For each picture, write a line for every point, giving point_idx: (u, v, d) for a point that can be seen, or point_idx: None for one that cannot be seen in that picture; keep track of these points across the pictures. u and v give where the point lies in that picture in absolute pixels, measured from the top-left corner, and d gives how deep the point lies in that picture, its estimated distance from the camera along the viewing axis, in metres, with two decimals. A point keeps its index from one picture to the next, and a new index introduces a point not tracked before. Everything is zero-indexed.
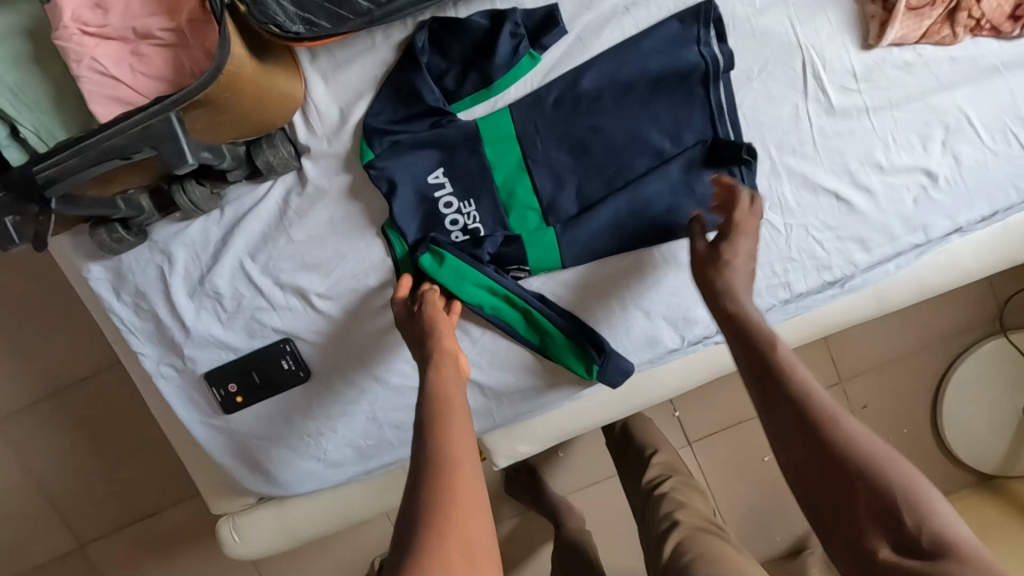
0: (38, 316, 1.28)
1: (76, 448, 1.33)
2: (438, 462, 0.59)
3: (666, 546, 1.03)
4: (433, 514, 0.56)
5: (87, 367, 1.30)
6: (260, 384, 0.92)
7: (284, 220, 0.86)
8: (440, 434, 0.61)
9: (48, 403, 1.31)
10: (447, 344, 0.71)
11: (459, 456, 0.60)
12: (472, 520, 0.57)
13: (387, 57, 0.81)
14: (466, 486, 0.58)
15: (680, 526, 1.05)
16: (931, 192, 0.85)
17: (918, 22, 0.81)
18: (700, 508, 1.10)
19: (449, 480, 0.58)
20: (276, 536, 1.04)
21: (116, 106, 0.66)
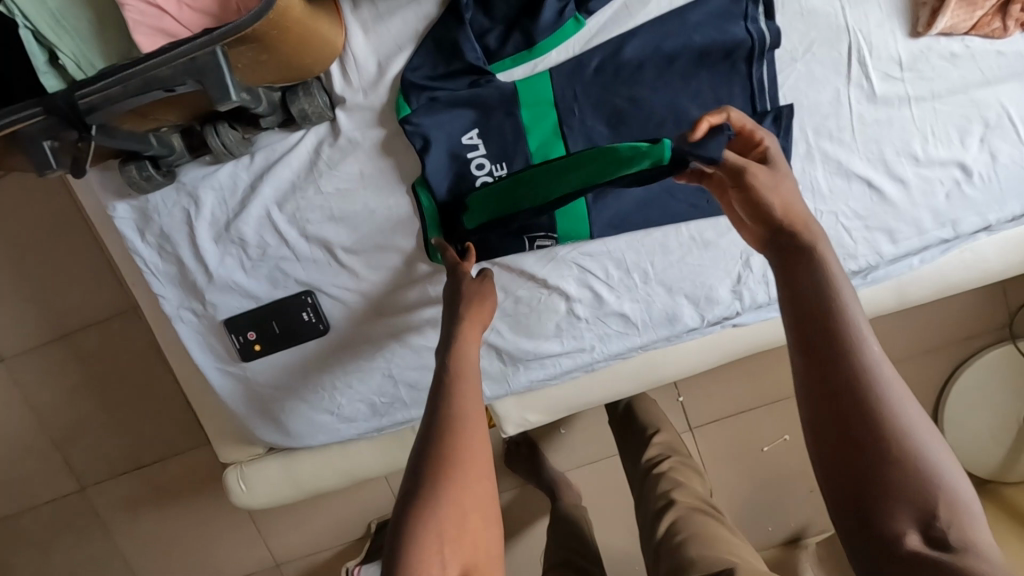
0: (52, 257, 1.27)
1: (85, 390, 1.34)
2: (448, 429, 0.61)
3: (661, 523, 1.04)
4: (437, 475, 0.59)
5: (102, 310, 1.30)
6: (279, 334, 0.92)
7: (315, 170, 0.86)
8: (452, 397, 0.63)
9: (60, 343, 1.31)
10: (490, 313, 0.76)
11: (473, 416, 0.63)
12: (479, 477, 0.60)
13: (430, 11, 0.80)
14: (472, 446, 0.61)
15: (675, 506, 1.06)
16: (964, 188, 0.85)
17: (969, 12, 0.79)
18: (697, 490, 1.12)
19: (460, 441, 0.60)
20: (282, 486, 1.06)
21: (161, 38, 0.65)
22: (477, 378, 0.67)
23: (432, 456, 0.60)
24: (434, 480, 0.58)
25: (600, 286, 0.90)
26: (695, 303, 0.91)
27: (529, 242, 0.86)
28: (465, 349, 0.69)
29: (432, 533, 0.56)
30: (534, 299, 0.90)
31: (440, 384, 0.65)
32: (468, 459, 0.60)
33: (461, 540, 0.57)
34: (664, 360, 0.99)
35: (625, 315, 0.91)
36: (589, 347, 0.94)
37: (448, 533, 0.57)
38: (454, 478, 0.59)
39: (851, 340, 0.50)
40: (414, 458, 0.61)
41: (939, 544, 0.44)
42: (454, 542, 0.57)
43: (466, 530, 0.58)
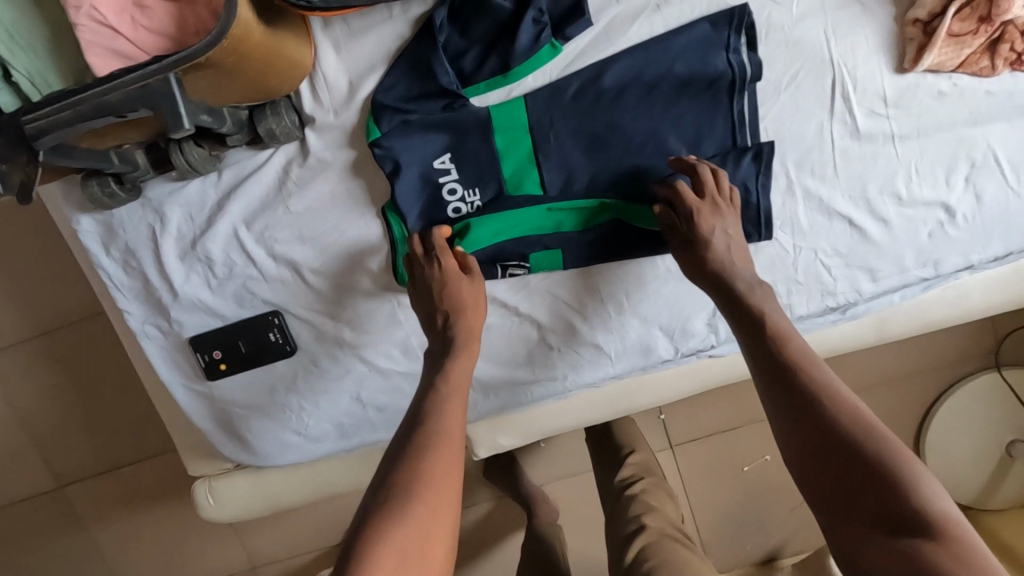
0: (26, 257, 1.26)
1: (59, 391, 1.32)
2: (427, 442, 0.62)
3: (630, 550, 1.03)
4: (410, 483, 0.58)
5: (75, 311, 1.28)
6: (246, 353, 0.90)
7: (284, 190, 0.84)
8: (438, 411, 0.66)
9: (33, 343, 1.30)
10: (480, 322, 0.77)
11: (455, 435, 0.64)
12: (446, 496, 0.59)
13: (404, 31, 0.78)
14: (447, 459, 0.61)
15: (646, 531, 1.05)
16: (947, 229, 0.84)
17: (957, 50, 0.76)
18: (669, 514, 1.11)
19: (439, 456, 0.61)
20: (250, 501, 1.04)
21: (114, 60, 0.62)
22: (464, 396, 0.69)
23: (402, 472, 0.59)
24: (406, 493, 0.58)
25: (574, 316, 0.88)
26: (669, 334, 0.89)
27: (502, 270, 0.84)
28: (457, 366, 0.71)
29: (394, 547, 0.54)
30: (506, 326, 0.89)
31: (425, 400, 0.67)
32: (442, 475, 0.60)
33: (422, 560, 0.55)
34: (641, 389, 0.98)
35: (598, 344, 0.90)
36: (561, 376, 0.92)
37: (410, 546, 0.55)
38: (424, 495, 0.58)
39: (803, 368, 0.61)
40: (386, 467, 0.61)
41: (905, 530, 0.49)
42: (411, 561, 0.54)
43: (429, 546, 0.56)
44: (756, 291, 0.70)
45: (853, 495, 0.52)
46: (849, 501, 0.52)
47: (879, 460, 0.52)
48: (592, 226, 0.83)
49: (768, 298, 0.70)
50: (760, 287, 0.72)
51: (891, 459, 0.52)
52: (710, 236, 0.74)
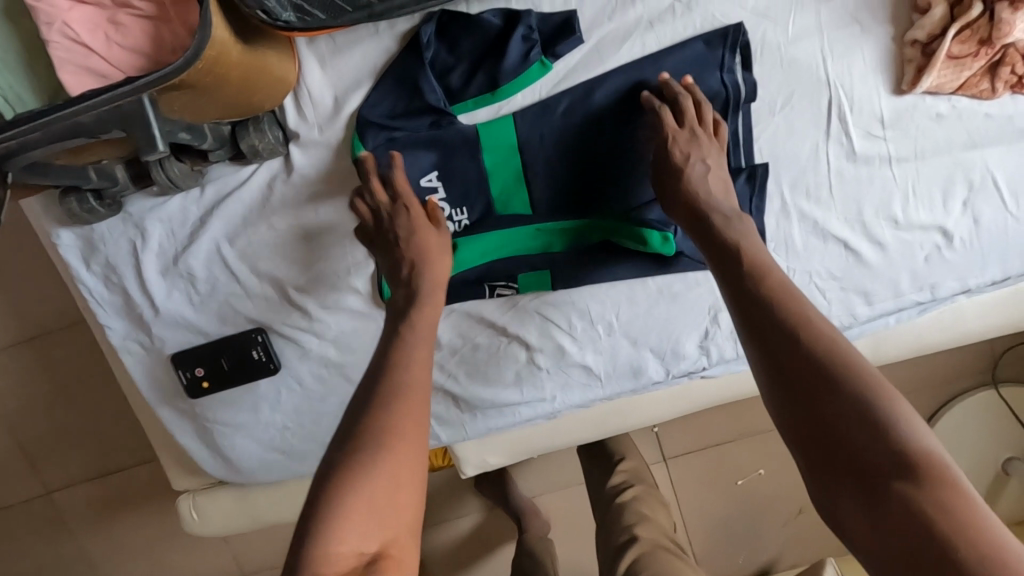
0: (13, 263, 1.24)
1: (45, 398, 1.31)
2: (389, 398, 0.60)
3: (623, 560, 1.02)
4: (376, 437, 0.57)
5: (62, 318, 1.27)
6: (229, 371, 0.89)
7: (267, 206, 0.82)
8: (402, 366, 0.63)
9: (19, 349, 1.28)
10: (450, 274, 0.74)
11: (421, 387, 0.62)
12: (411, 448, 0.58)
13: (391, 47, 0.76)
14: (413, 410, 0.60)
15: (639, 541, 1.03)
16: (944, 253, 0.82)
17: (956, 72, 0.74)
18: (661, 523, 1.09)
19: (401, 409, 0.59)
20: (234, 517, 1.03)
21: (86, 77, 0.60)
22: (430, 346, 0.67)
23: (367, 427, 0.58)
24: (369, 449, 0.57)
25: (563, 337, 0.87)
26: (660, 356, 0.88)
27: (490, 290, 0.83)
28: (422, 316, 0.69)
29: (358, 505, 0.54)
30: (493, 346, 0.87)
31: (391, 354, 0.65)
32: (406, 427, 0.59)
33: (391, 509, 0.56)
34: (631, 409, 0.96)
35: (588, 365, 0.88)
36: (550, 397, 0.90)
37: (377, 500, 0.55)
38: (387, 450, 0.57)
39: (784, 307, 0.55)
40: (349, 423, 0.59)
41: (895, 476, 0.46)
42: (375, 517, 0.55)
43: (397, 498, 0.56)
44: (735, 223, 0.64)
45: (835, 441, 0.48)
46: (836, 450, 0.48)
47: (860, 403, 0.48)
48: (581, 246, 0.82)
49: (747, 229, 0.64)
50: (737, 220, 0.65)
51: (871, 398, 0.48)
52: (685, 164, 0.69)
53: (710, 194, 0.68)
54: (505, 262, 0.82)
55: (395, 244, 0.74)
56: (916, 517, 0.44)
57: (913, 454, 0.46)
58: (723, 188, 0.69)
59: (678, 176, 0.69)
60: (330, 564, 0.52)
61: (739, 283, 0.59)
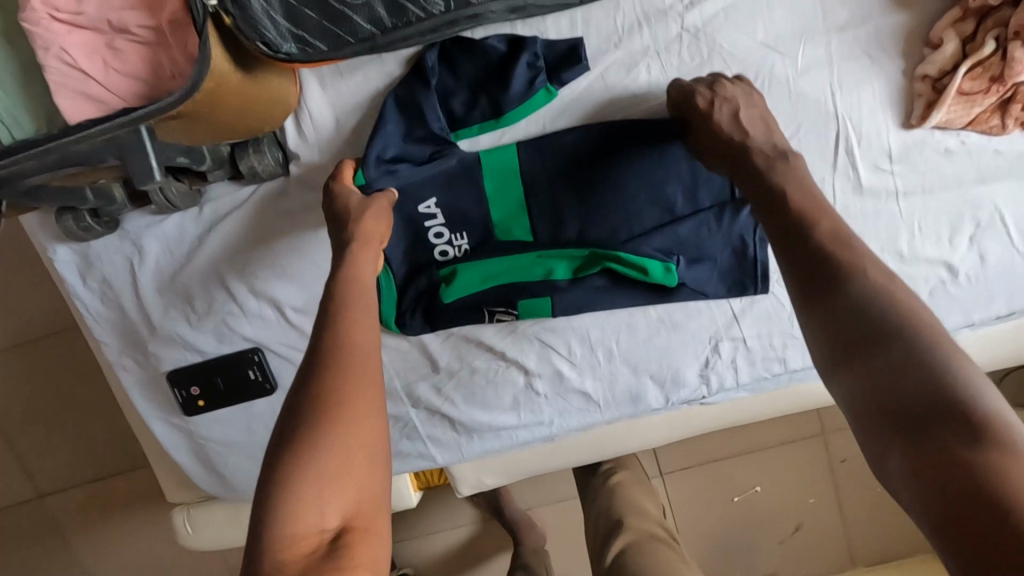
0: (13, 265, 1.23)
1: (40, 401, 1.30)
2: (332, 366, 0.53)
3: (610, 549, 0.87)
4: (319, 406, 0.51)
5: (60, 322, 1.26)
6: (225, 390, 0.88)
7: (268, 227, 0.81)
8: (337, 327, 0.56)
9: (16, 352, 1.27)
10: (384, 233, 0.66)
11: (365, 348, 0.55)
12: (361, 416, 0.51)
13: (392, 70, 0.75)
14: (363, 374, 0.53)
15: (628, 530, 0.89)
16: (949, 287, 0.81)
17: (967, 108, 0.73)
18: (651, 511, 0.95)
19: (345, 375, 0.53)
20: (226, 532, 1.02)
21: (83, 103, 0.58)
22: (368, 304, 0.59)
23: (309, 396, 0.51)
24: (312, 419, 0.50)
25: (562, 363, 0.86)
26: (659, 384, 0.87)
27: (489, 315, 0.81)
28: (357, 273, 0.60)
29: (309, 477, 0.48)
30: (492, 370, 0.86)
31: (325, 312, 0.57)
32: (351, 391, 0.52)
33: (334, 485, 0.49)
34: (630, 433, 0.95)
35: (587, 392, 0.87)
36: (547, 421, 0.90)
37: (322, 474, 0.48)
38: (334, 418, 0.50)
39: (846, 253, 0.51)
40: (294, 395, 0.53)
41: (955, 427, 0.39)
42: (332, 491, 0.48)
43: (342, 471, 0.49)
44: (777, 164, 0.62)
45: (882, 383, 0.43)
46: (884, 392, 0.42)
47: (918, 348, 0.43)
48: (582, 275, 0.79)
49: (791, 167, 0.62)
50: (780, 158, 0.63)
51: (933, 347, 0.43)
52: (715, 112, 0.68)
53: (750, 133, 0.66)
54: (505, 288, 0.80)
55: (331, 215, 0.67)
56: (968, 470, 0.37)
57: (970, 407, 0.39)
58: (765, 129, 0.68)
59: (711, 123, 0.68)
60: (292, 547, 0.47)
61: (786, 231, 0.56)
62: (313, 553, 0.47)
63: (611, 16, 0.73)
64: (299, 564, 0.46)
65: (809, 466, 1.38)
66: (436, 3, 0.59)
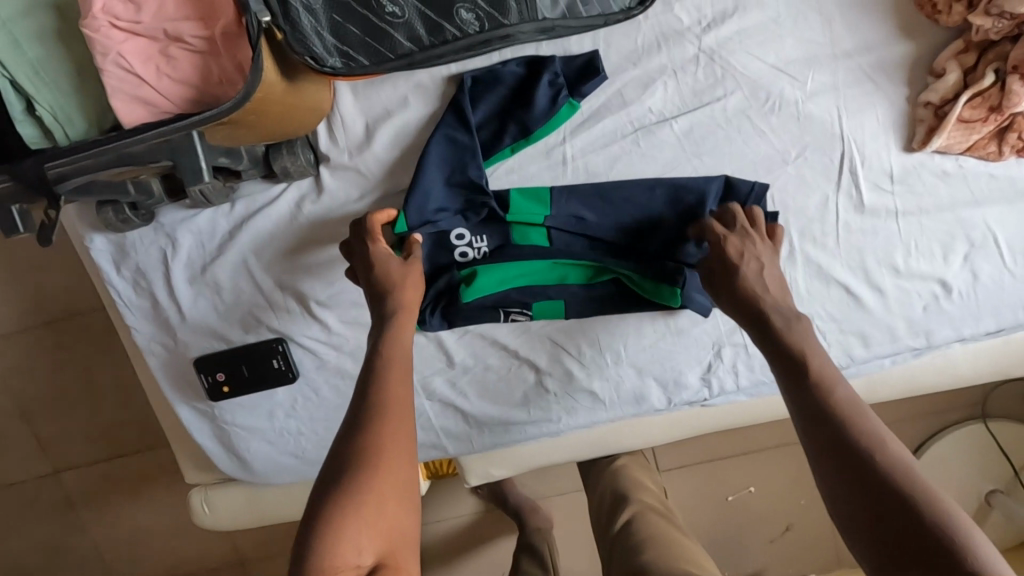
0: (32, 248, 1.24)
1: (52, 382, 1.31)
2: (375, 416, 0.60)
3: (616, 520, 0.92)
4: (363, 453, 0.57)
5: (75, 305, 1.27)
6: (249, 378, 0.92)
7: (296, 224, 0.85)
8: (380, 381, 0.63)
9: (29, 334, 1.28)
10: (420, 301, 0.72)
11: (404, 403, 0.62)
12: (399, 466, 0.58)
13: (424, 81, 0.79)
14: (402, 432, 0.60)
15: (634, 503, 0.93)
16: (942, 303, 0.85)
17: (966, 134, 0.77)
18: (652, 489, 1.00)
19: (385, 428, 0.59)
20: (242, 512, 1.06)
21: (137, 106, 0.62)
22: (406, 365, 0.65)
23: (355, 441, 0.58)
24: (355, 461, 0.56)
25: (571, 363, 0.90)
26: (663, 386, 0.91)
27: (504, 315, 0.85)
28: (400, 335, 0.68)
29: (346, 519, 0.53)
30: (504, 367, 0.91)
31: (370, 365, 0.64)
32: (393, 446, 0.58)
33: (370, 530, 0.54)
34: (631, 431, 0.99)
35: (594, 392, 0.92)
36: (555, 418, 0.94)
37: (363, 518, 0.54)
38: (374, 470, 0.56)
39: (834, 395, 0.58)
40: (340, 441, 0.59)
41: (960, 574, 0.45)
42: (367, 531, 0.54)
43: (379, 516, 0.55)
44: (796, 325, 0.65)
45: (888, 534, 0.49)
46: (897, 536, 0.48)
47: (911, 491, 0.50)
48: (596, 281, 0.84)
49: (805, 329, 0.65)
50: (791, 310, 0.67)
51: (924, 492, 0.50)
52: (740, 263, 0.71)
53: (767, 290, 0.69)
54: (521, 289, 0.84)
55: (366, 268, 0.72)
56: None
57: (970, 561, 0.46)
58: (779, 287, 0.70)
59: (736, 273, 0.70)
60: None
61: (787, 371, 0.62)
62: None
63: (631, 37, 0.77)
64: None
65: (802, 467, 1.43)
66: (472, 23, 0.63)
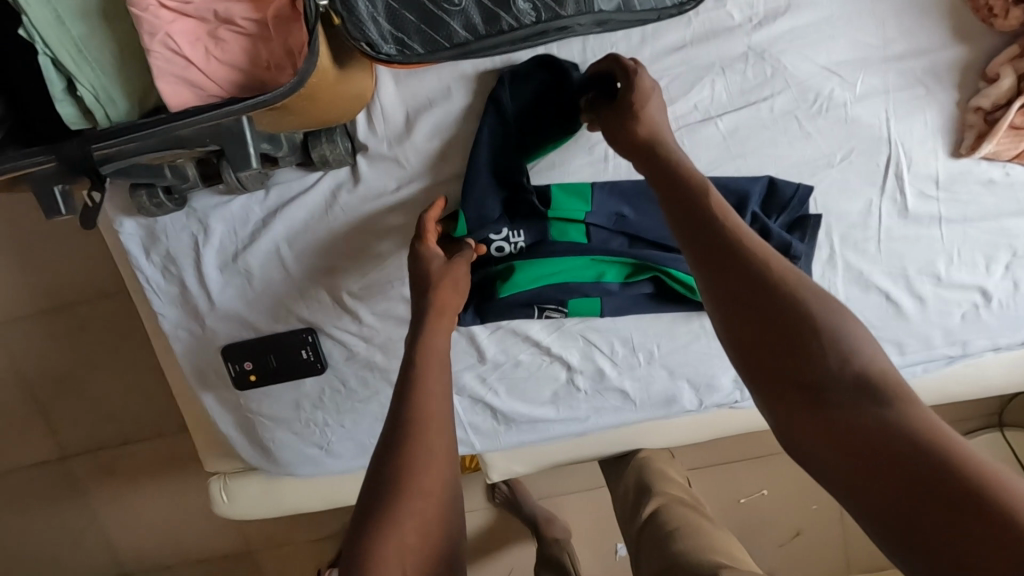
0: (40, 228, 1.20)
1: (63, 367, 1.29)
2: (411, 432, 0.59)
3: (643, 513, 0.91)
4: (401, 473, 0.57)
5: (87, 290, 1.24)
6: (277, 368, 0.91)
7: (330, 214, 0.84)
8: (420, 392, 0.61)
9: (39, 317, 1.25)
10: (457, 300, 0.70)
11: (440, 416, 0.61)
12: (437, 483, 0.58)
13: (467, 72, 0.77)
14: (439, 447, 0.59)
15: (660, 494, 0.92)
16: (981, 312, 0.84)
17: (1015, 142, 0.76)
18: (678, 479, 0.98)
19: (420, 446, 0.58)
20: (261, 503, 1.05)
21: (184, 88, 0.60)
22: (444, 373, 0.64)
23: (394, 459, 0.58)
24: (396, 482, 0.56)
25: (604, 361, 0.89)
26: (695, 387, 0.91)
27: (539, 311, 0.84)
28: (435, 340, 0.65)
29: (391, 543, 0.54)
30: (535, 364, 0.90)
31: (407, 377, 0.62)
32: (432, 465, 0.58)
33: (416, 550, 0.54)
34: (657, 432, 0.99)
35: (624, 390, 0.91)
36: (583, 416, 0.93)
37: (407, 540, 0.54)
38: (414, 490, 0.56)
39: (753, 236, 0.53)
40: (378, 461, 0.59)
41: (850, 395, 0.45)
42: (413, 544, 0.55)
43: (424, 535, 0.55)
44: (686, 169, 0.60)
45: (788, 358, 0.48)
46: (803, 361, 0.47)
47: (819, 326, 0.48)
48: (633, 280, 0.83)
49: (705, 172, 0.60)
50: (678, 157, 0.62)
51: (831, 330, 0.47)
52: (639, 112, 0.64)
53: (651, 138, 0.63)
54: (558, 286, 0.82)
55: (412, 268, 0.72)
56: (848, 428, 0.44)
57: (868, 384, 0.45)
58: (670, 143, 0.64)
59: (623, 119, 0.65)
60: None
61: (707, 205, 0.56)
62: None
63: (681, 32, 0.75)
64: None
65: None
66: (529, 13, 0.61)
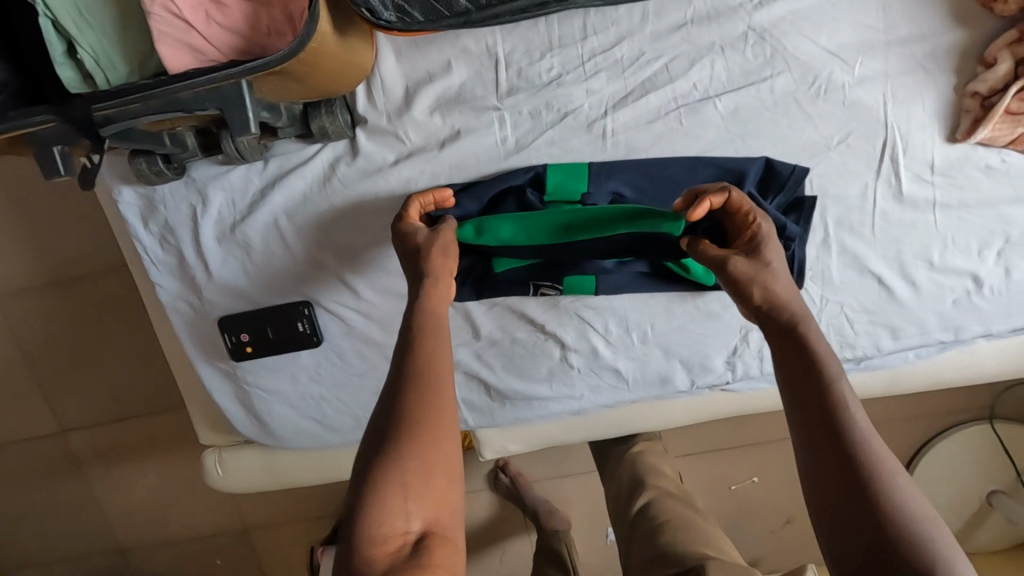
0: (39, 201, 1.20)
1: (62, 342, 1.29)
2: (417, 387, 0.58)
3: (635, 506, 0.92)
4: (409, 429, 0.56)
5: (86, 264, 1.24)
6: (273, 340, 0.91)
7: (328, 186, 0.84)
8: (420, 355, 0.61)
9: (39, 292, 1.25)
10: (451, 265, 0.70)
11: (447, 378, 0.60)
12: (444, 442, 0.56)
13: (469, 46, 0.77)
14: (448, 408, 0.58)
15: (654, 488, 0.94)
16: (973, 297, 0.85)
17: (1012, 127, 0.76)
18: (670, 473, 1.00)
19: (428, 403, 0.57)
20: (257, 474, 1.06)
21: (184, 52, 0.61)
22: (444, 335, 0.63)
23: (399, 412, 0.56)
24: (398, 431, 0.55)
25: (598, 340, 0.90)
26: (688, 368, 0.91)
27: (534, 288, 0.85)
28: (432, 306, 0.65)
29: (393, 491, 0.53)
30: (531, 342, 0.91)
31: (408, 338, 0.62)
32: (439, 425, 0.57)
33: (420, 502, 0.53)
34: (651, 414, 0.99)
35: (618, 369, 0.91)
36: (578, 395, 0.94)
37: (411, 491, 0.53)
38: (420, 442, 0.55)
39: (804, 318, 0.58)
40: (382, 412, 0.58)
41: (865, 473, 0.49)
42: (418, 498, 0.53)
43: (428, 489, 0.54)
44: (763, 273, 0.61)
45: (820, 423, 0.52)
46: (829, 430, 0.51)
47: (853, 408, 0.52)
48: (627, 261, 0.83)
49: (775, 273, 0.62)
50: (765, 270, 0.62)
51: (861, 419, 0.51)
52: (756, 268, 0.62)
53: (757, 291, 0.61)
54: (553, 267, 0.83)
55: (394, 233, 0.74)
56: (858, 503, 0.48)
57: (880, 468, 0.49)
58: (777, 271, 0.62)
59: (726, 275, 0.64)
60: (381, 544, 0.51)
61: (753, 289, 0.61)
62: (398, 552, 0.51)
63: (682, 10, 0.75)
64: (385, 561, 0.50)
65: None
66: None
